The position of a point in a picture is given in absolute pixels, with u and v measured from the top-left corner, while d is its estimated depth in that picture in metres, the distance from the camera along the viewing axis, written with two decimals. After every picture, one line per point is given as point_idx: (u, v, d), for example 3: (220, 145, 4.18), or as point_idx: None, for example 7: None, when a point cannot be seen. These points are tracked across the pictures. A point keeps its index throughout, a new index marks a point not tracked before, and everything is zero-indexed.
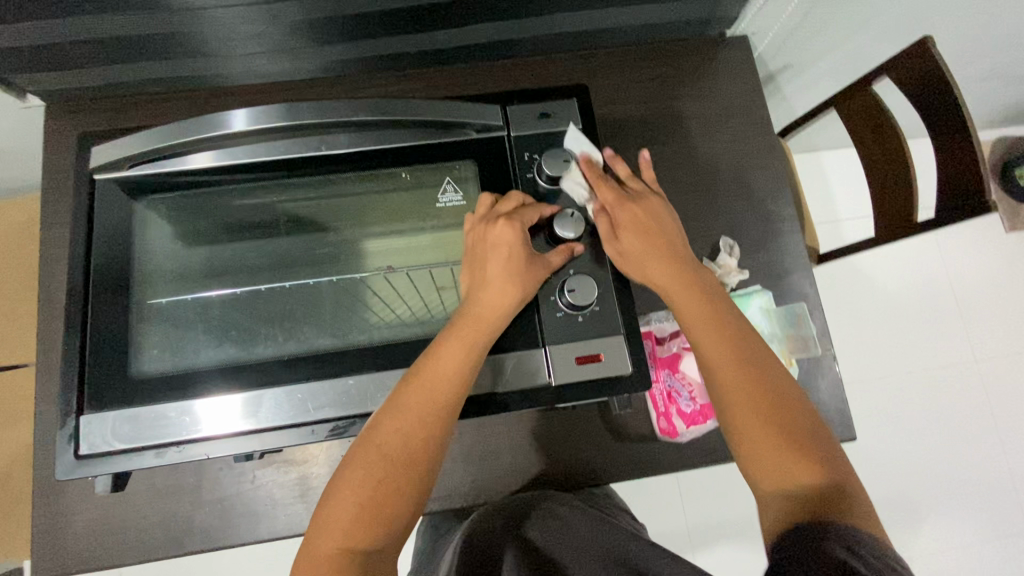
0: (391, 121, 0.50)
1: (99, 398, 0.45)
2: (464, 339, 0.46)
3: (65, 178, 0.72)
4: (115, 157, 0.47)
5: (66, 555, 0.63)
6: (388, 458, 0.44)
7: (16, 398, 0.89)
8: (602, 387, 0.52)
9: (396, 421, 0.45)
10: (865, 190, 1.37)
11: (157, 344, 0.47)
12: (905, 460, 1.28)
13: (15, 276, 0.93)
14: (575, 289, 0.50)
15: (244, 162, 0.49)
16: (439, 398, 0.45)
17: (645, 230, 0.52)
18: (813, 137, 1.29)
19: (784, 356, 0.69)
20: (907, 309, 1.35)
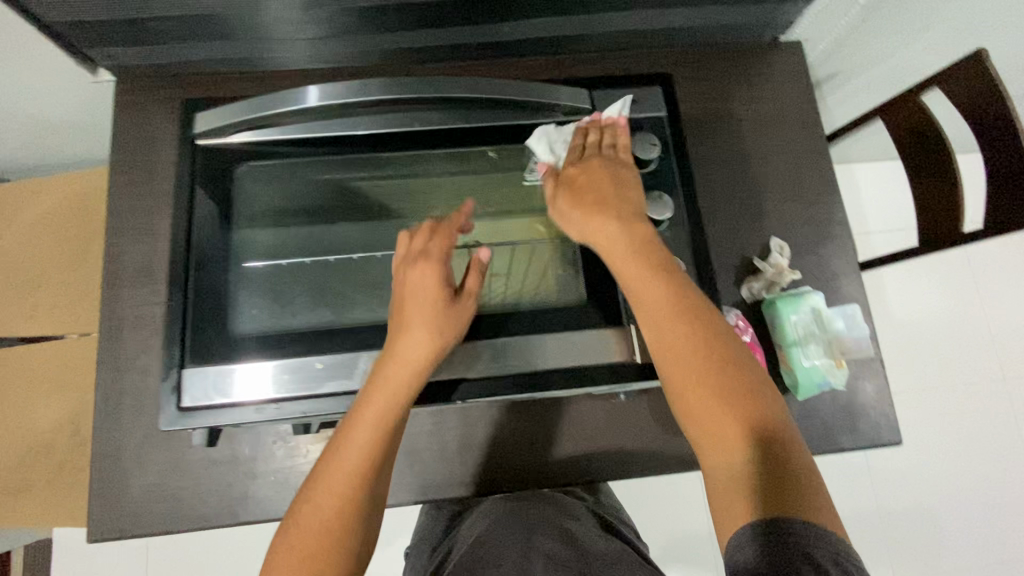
0: (484, 102, 0.51)
1: (202, 354, 0.47)
2: (379, 401, 0.47)
3: (132, 153, 0.75)
4: (218, 123, 0.49)
5: (123, 517, 0.65)
6: (315, 526, 0.46)
7: (66, 367, 0.92)
8: None
9: (323, 487, 0.47)
10: (896, 204, 1.37)
11: (256, 305, 0.49)
12: (928, 474, 1.28)
13: (67, 248, 0.96)
14: None
15: (340, 135, 0.50)
16: (354, 462, 0.47)
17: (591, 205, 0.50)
18: (848, 150, 1.30)
19: (833, 357, 0.70)
20: (934, 324, 1.34)
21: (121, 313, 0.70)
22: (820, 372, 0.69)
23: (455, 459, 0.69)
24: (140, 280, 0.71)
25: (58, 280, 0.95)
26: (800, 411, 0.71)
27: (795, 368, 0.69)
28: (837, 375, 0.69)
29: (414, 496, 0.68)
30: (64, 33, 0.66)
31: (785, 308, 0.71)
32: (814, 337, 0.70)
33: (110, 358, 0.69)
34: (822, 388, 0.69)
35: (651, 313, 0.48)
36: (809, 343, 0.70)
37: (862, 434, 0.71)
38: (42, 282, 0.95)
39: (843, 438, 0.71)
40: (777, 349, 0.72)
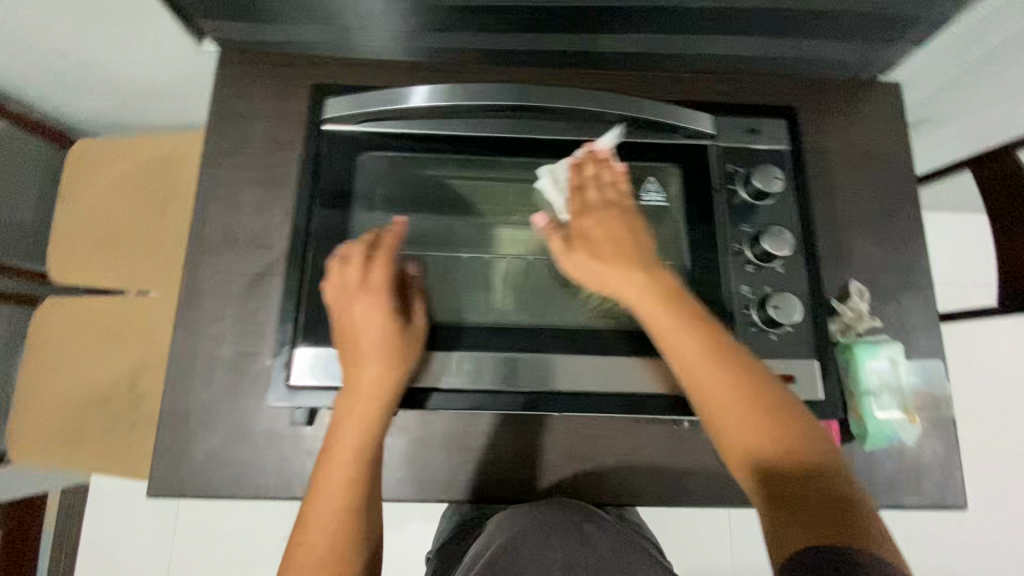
0: (602, 116, 0.54)
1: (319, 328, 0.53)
2: (357, 428, 0.51)
3: (227, 126, 0.77)
4: (346, 116, 0.54)
5: (183, 477, 0.67)
6: (313, 548, 0.49)
7: (132, 322, 0.95)
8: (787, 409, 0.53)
9: (317, 512, 0.51)
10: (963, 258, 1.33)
11: (368, 292, 0.54)
12: (962, 538, 1.23)
13: (145, 209, 0.99)
14: (779, 307, 0.51)
15: (457, 138, 0.55)
16: (342, 486, 0.51)
17: (606, 243, 0.50)
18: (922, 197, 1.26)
19: (906, 411, 0.68)
20: (989, 387, 1.29)
21: (201, 279, 0.72)
22: (891, 425, 0.67)
23: (508, 463, 0.68)
24: (222, 250, 0.73)
25: (133, 238, 0.98)
26: (862, 462, 0.70)
27: (865, 418, 0.67)
28: (908, 430, 0.67)
29: (463, 494, 0.67)
30: (182, 3, 0.67)
31: (863, 354, 0.69)
32: (888, 386, 0.68)
33: (187, 321, 0.71)
34: (889, 440, 0.68)
35: (675, 342, 0.47)
36: (883, 393, 0.68)
37: (925, 494, 0.69)
38: (119, 239, 0.98)
39: (905, 496, 0.69)
40: (846, 395, 0.70)
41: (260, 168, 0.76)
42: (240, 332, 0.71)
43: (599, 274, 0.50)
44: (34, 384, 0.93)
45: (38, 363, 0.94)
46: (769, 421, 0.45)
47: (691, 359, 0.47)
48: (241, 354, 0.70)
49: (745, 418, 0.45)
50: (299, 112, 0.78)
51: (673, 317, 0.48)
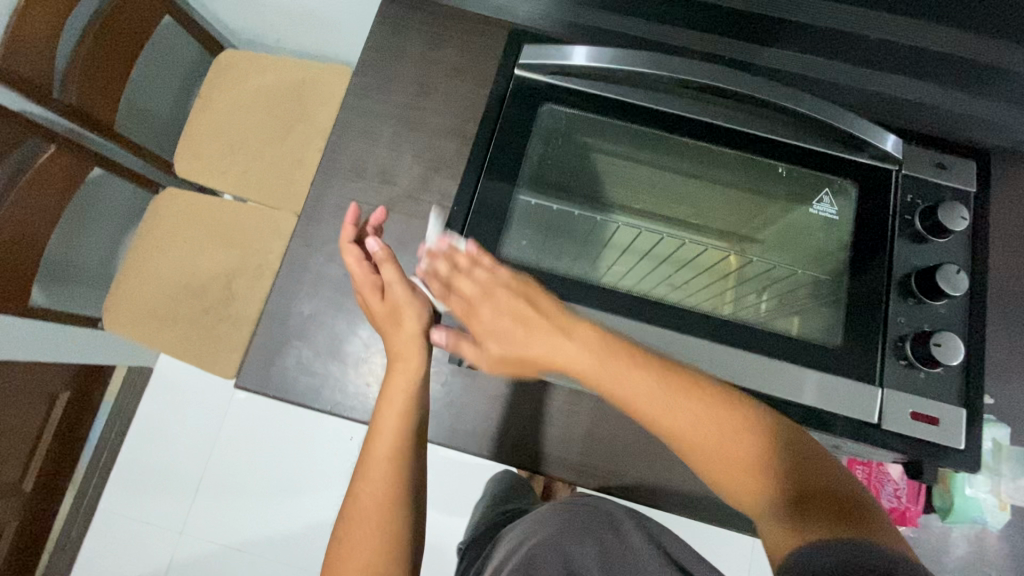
0: (795, 115, 0.46)
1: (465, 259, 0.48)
2: (395, 416, 0.56)
3: (378, 60, 0.79)
4: (532, 60, 0.48)
5: (269, 378, 0.69)
6: (368, 515, 0.54)
7: (237, 227, 1.00)
8: (925, 453, 0.43)
9: (365, 486, 0.54)
10: None
11: (519, 237, 0.50)
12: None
13: (270, 126, 1.03)
14: (941, 342, 0.41)
15: (643, 108, 0.49)
16: (386, 464, 0.55)
17: (513, 328, 0.45)
18: None
19: (998, 498, 0.65)
20: None
21: (325, 198, 0.74)
22: (980, 507, 0.64)
23: (577, 444, 0.67)
24: (350, 176, 0.75)
25: (255, 149, 1.03)
26: (938, 538, 0.66)
27: (953, 492, 0.65)
28: (995, 516, 0.65)
29: (526, 464, 0.66)
30: None
31: None
32: (985, 468, 0.65)
33: (303, 233, 0.73)
34: (975, 522, 0.65)
35: (621, 391, 0.43)
36: (980, 473, 0.65)
37: None
38: (241, 147, 1.03)
39: None
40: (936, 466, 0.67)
41: (401, 108, 0.77)
42: None
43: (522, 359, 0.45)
44: (140, 262, 0.99)
45: (149, 243, 1.00)
46: (730, 447, 0.41)
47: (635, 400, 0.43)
48: (347, 277, 0.73)
49: (715, 447, 0.41)
50: (449, 61, 0.78)
51: (618, 363, 0.43)
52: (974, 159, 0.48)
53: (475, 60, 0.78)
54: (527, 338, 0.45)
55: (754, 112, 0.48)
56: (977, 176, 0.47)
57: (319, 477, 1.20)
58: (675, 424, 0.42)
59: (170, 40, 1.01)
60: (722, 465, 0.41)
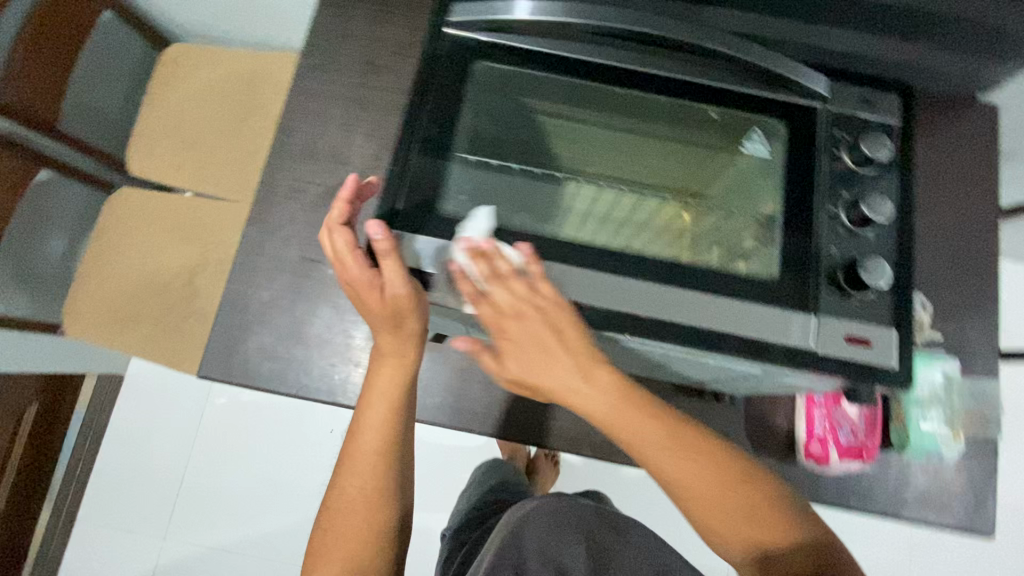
0: (727, 56, 0.47)
1: (407, 219, 0.46)
2: (383, 410, 0.53)
3: (322, 41, 0.77)
4: (465, 15, 0.47)
5: (232, 366, 0.69)
6: (353, 508, 0.54)
7: (195, 222, 0.98)
8: (863, 376, 0.44)
9: (350, 480, 0.54)
10: None
11: (459, 193, 0.48)
12: None
13: (222, 120, 1.02)
14: (866, 265, 0.43)
15: (578, 60, 0.48)
16: (372, 458, 0.53)
17: (534, 354, 0.46)
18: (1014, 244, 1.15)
19: (951, 429, 0.66)
20: None
21: (277, 183, 0.74)
22: (933, 439, 0.65)
23: (543, 407, 0.69)
24: (301, 158, 0.74)
25: (209, 145, 1.01)
26: (893, 472, 0.69)
27: (910, 427, 0.65)
28: (949, 447, 0.66)
29: (494, 431, 0.68)
30: None
31: (919, 363, 0.67)
32: (938, 401, 0.66)
33: (258, 219, 0.73)
34: (928, 453, 0.66)
35: (629, 436, 0.47)
36: (933, 406, 0.66)
37: (950, 515, 0.68)
38: (196, 143, 1.01)
39: (931, 514, 0.68)
40: (891, 402, 0.68)
41: (349, 87, 0.76)
42: (307, 238, 0.73)
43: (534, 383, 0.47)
44: (99, 265, 0.97)
45: (107, 245, 0.98)
46: (718, 493, 0.47)
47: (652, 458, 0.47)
48: (306, 260, 0.72)
49: (708, 490, 0.47)
50: (395, 39, 0.78)
51: (642, 417, 0.46)
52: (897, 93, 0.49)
53: (421, 36, 0.78)
54: (546, 364, 0.46)
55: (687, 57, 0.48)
56: (900, 110, 0.49)
57: (302, 471, 1.19)
58: (677, 470, 0.47)
59: (111, 35, 0.98)
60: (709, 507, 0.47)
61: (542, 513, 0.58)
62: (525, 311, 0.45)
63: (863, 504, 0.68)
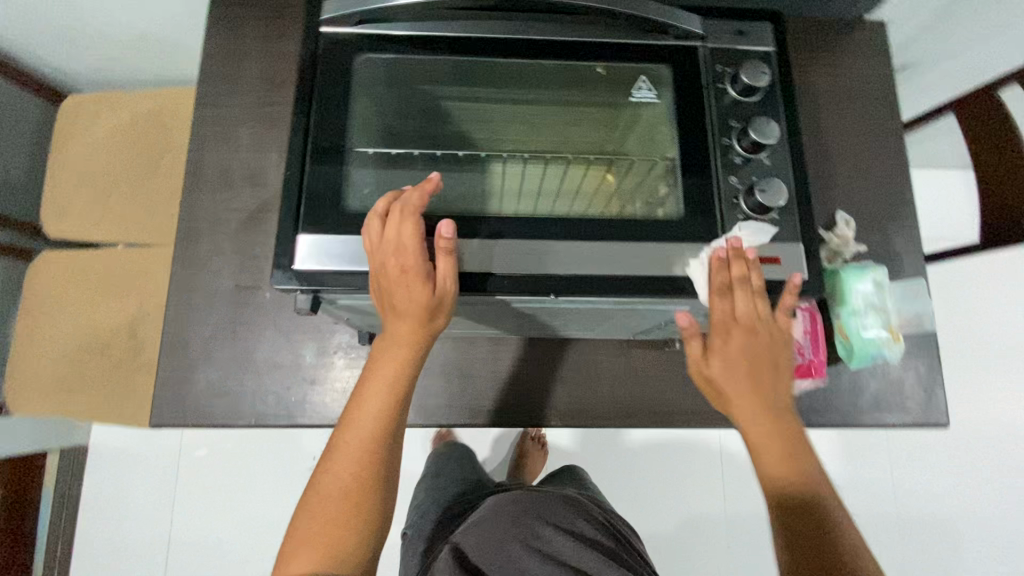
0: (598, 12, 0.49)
1: (314, 219, 0.47)
2: (384, 395, 0.49)
3: (216, 63, 0.75)
4: (343, 12, 0.49)
5: (184, 408, 0.67)
6: (338, 496, 0.48)
7: (126, 274, 0.95)
8: (774, 291, 0.48)
9: (337, 463, 0.49)
10: (974, 210, 1.25)
11: (366, 186, 0.49)
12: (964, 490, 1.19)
13: (136, 166, 0.98)
14: (765, 189, 0.46)
15: (461, 39, 0.50)
16: (367, 441, 0.49)
17: (744, 361, 0.48)
18: (934, 151, 1.19)
19: (890, 331, 0.67)
20: (1004, 338, 1.24)
21: (196, 216, 0.72)
22: (875, 344, 0.67)
23: (505, 388, 0.69)
24: (218, 187, 0.72)
25: (127, 193, 0.98)
26: (847, 383, 0.72)
27: (851, 337, 0.67)
28: (892, 349, 0.67)
29: (462, 420, 0.69)
30: None
31: (850, 277, 0.68)
32: (874, 308, 0.68)
33: (183, 256, 0.71)
34: (873, 359, 0.68)
35: (735, 395, 0.49)
36: (869, 314, 0.67)
37: (906, 413, 0.71)
38: (114, 194, 0.98)
39: (887, 416, 0.71)
40: (831, 319, 0.70)
41: (254, 107, 0.74)
42: (238, 266, 0.71)
43: (719, 380, 0.49)
44: (33, 335, 0.93)
45: (38, 313, 0.94)
46: (780, 441, 0.48)
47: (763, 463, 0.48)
48: (241, 288, 0.71)
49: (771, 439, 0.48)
50: (293, 49, 0.75)
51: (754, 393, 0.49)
52: (768, 23, 0.51)
53: None
54: (753, 370, 0.48)
55: (564, 20, 0.50)
56: (774, 37, 0.51)
57: (291, 506, 1.16)
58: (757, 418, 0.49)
59: (6, 99, 0.94)
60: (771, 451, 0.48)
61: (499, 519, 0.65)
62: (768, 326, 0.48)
63: (823, 419, 0.71)
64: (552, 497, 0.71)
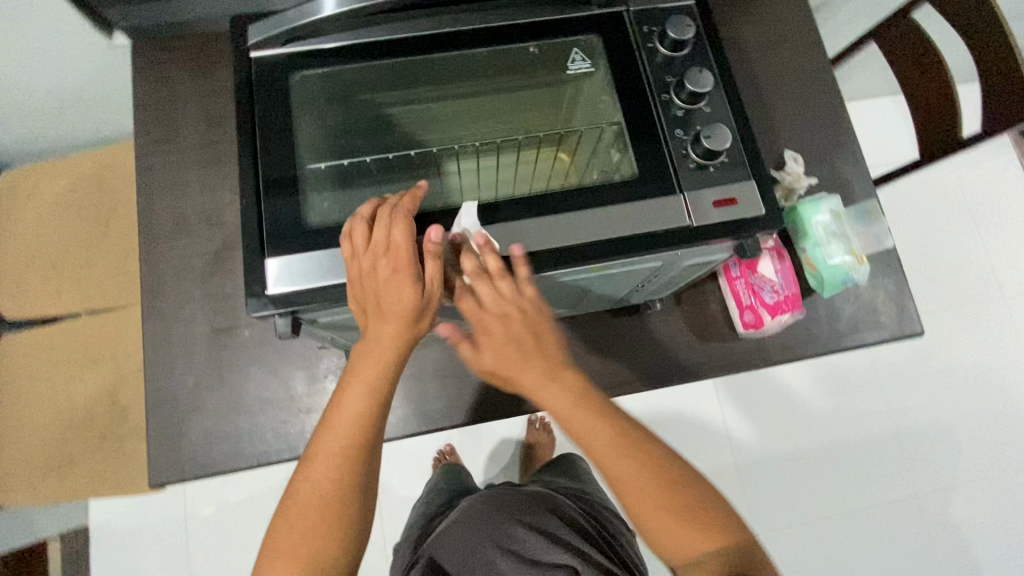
0: None
1: (278, 242, 0.47)
2: (364, 397, 0.49)
3: (150, 110, 0.73)
4: (270, 33, 0.48)
5: (182, 462, 0.66)
6: (318, 503, 0.48)
7: (96, 343, 0.93)
8: (737, 231, 0.49)
9: (316, 468, 0.48)
10: (910, 130, 1.31)
11: (325, 202, 0.49)
12: (956, 392, 1.23)
13: (86, 232, 0.96)
14: (711, 135, 0.48)
15: (392, 41, 0.50)
16: (346, 446, 0.48)
17: (512, 348, 0.47)
18: (863, 82, 1.24)
19: (855, 254, 0.70)
20: (960, 243, 1.30)
21: (159, 267, 0.70)
22: (844, 270, 0.69)
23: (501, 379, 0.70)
24: (175, 234, 0.71)
25: (83, 261, 0.95)
26: (823, 311, 0.74)
27: (820, 266, 0.70)
28: (859, 271, 0.70)
29: (465, 419, 0.70)
30: None
31: (808, 210, 0.71)
32: (836, 235, 0.70)
33: (154, 310, 0.69)
34: (844, 284, 0.70)
35: (575, 422, 0.47)
36: (832, 242, 0.70)
37: (883, 329, 0.74)
38: (70, 264, 0.95)
39: (867, 334, 0.74)
40: (799, 254, 0.73)
41: (199, 148, 0.73)
42: (211, 310, 0.70)
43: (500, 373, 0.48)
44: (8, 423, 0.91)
45: (12, 399, 0.92)
46: (647, 488, 0.46)
47: (612, 470, 0.47)
48: (218, 331, 0.70)
49: (642, 488, 0.46)
50: (225, 82, 0.74)
51: (610, 437, 0.47)
52: None
53: None
54: (519, 364, 0.47)
55: (490, 8, 0.51)
56: None
57: None
58: (614, 461, 0.47)
59: None
60: (648, 503, 0.46)
61: (471, 525, 0.66)
62: (496, 307, 0.46)
63: (807, 349, 0.73)
64: (530, 496, 0.70)
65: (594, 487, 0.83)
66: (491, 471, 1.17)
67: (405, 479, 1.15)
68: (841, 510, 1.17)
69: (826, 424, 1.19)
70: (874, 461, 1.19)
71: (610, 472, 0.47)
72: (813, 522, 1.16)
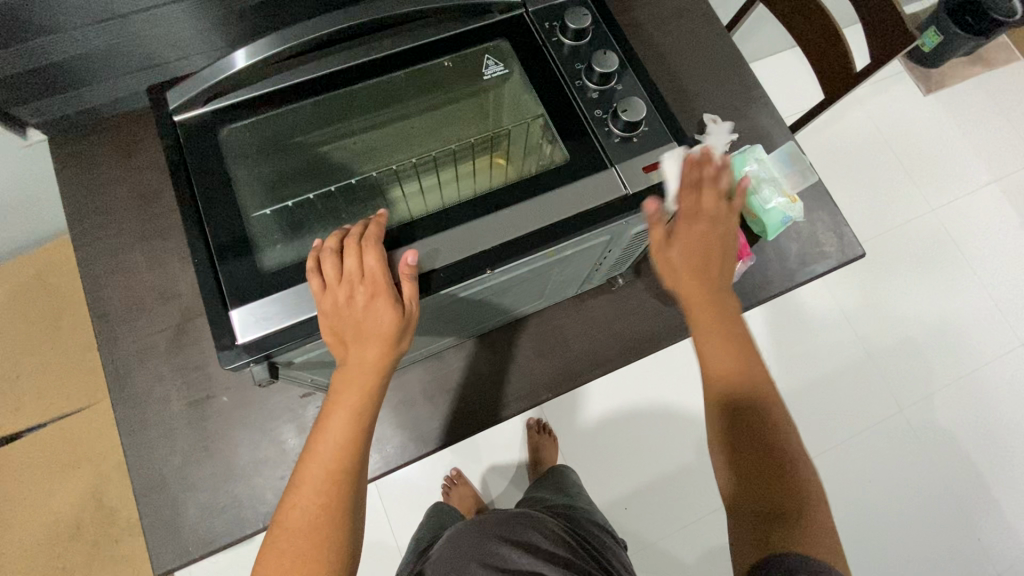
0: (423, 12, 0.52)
1: (239, 292, 0.47)
2: (346, 420, 0.50)
3: (78, 201, 0.72)
4: (190, 95, 0.49)
5: (185, 543, 0.64)
6: (305, 529, 0.47)
7: (70, 448, 0.91)
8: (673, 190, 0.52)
9: (301, 495, 0.48)
10: (811, 77, 1.41)
11: (276, 245, 0.50)
12: (909, 305, 1.30)
13: (36, 339, 0.93)
14: (627, 108, 0.51)
15: (311, 80, 0.52)
16: (332, 470, 0.49)
17: (698, 256, 0.52)
18: (761, 41, 1.33)
19: (787, 195, 0.73)
20: (879, 170, 1.39)
21: (122, 354, 0.68)
22: (780, 211, 0.73)
23: (489, 385, 0.72)
24: (132, 317, 0.70)
25: (40, 369, 0.93)
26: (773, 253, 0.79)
27: (757, 214, 0.74)
28: (795, 209, 0.73)
29: (463, 431, 0.70)
30: None
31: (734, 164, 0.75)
32: (766, 181, 0.74)
33: (124, 398, 0.67)
34: (784, 225, 0.74)
35: (704, 334, 0.53)
36: (764, 188, 0.74)
37: (831, 257, 0.79)
38: (24, 377, 0.92)
39: (818, 265, 0.79)
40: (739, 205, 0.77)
41: (138, 228, 0.72)
42: (185, 385, 0.69)
43: (674, 271, 0.53)
44: None
45: None
46: (726, 387, 0.51)
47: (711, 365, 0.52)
48: (196, 404, 0.68)
49: (730, 382, 0.51)
50: (153, 158, 0.73)
51: (721, 336, 0.52)
52: None
53: None
54: (697, 272, 0.52)
55: (398, 32, 0.53)
56: None
57: None
58: (716, 352, 0.52)
59: None
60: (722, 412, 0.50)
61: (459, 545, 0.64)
62: (714, 221, 0.52)
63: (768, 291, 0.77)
64: (516, 515, 0.69)
65: (585, 508, 0.83)
66: (500, 484, 1.16)
67: (418, 514, 1.13)
68: (835, 440, 1.22)
69: (800, 363, 1.25)
70: (852, 386, 1.24)
71: (708, 364, 0.52)
72: (813, 459, 1.20)
